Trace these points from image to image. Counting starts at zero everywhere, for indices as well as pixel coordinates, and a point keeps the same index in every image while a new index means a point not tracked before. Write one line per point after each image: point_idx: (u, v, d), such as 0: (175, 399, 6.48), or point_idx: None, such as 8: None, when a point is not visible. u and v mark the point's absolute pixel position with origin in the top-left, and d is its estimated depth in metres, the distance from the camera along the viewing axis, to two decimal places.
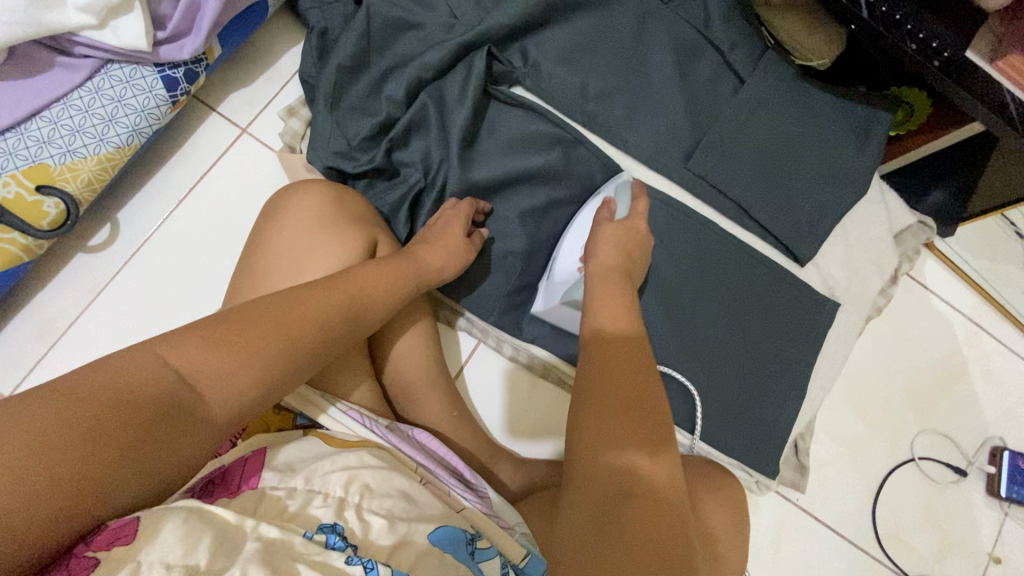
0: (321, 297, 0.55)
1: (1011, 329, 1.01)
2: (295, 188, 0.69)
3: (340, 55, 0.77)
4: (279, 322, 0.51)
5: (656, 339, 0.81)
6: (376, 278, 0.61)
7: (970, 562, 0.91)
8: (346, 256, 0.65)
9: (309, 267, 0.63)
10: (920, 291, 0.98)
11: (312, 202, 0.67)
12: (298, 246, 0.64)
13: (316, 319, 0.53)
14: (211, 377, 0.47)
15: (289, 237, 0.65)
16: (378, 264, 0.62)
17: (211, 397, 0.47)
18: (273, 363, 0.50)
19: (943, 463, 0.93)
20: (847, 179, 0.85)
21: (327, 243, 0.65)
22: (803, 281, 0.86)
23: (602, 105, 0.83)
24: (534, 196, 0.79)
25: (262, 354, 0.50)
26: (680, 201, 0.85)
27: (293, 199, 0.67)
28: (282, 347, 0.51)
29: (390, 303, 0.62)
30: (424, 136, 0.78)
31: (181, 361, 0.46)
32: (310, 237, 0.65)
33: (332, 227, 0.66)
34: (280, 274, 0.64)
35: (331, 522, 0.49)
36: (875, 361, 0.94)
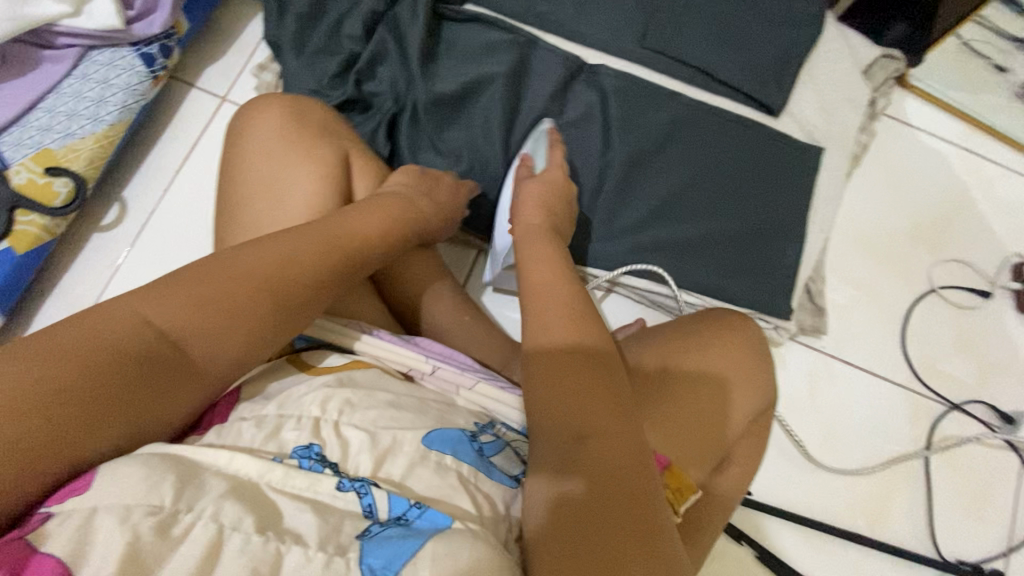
0: (310, 247, 0.57)
1: (1007, 150, 1.01)
2: (265, 139, 0.70)
3: (297, 4, 0.82)
4: (275, 261, 0.54)
5: (648, 211, 0.83)
6: (365, 219, 0.63)
7: (1017, 379, 0.89)
8: (323, 187, 0.68)
9: (299, 188, 0.68)
10: (906, 130, 0.99)
11: (285, 158, 0.69)
12: (280, 187, 0.68)
13: (310, 263, 0.56)
14: (196, 332, 0.49)
15: (274, 173, 0.69)
16: (367, 211, 0.64)
17: (194, 349, 0.49)
18: (266, 309, 0.52)
19: (964, 289, 0.92)
20: (800, 25, 0.87)
21: (309, 181, 0.68)
22: (781, 132, 0.87)
23: (550, 4, 0.87)
24: (501, 99, 0.83)
25: (251, 307, 0.51)
26: (645, 77, 0.87)
27: (263, 164, 0.69)
28: (276, 294, 0.53)
29: (382, 241, 0.64)
30: (387, 64, 0.83)
31: (162, 319, 0.48)
32: (291, 182, 0.68)
33: (301, 177, 0.68)
34: (270, 207, 0.67)
35: (306, 443, 0.49)
36: (874, 202, 0.94)
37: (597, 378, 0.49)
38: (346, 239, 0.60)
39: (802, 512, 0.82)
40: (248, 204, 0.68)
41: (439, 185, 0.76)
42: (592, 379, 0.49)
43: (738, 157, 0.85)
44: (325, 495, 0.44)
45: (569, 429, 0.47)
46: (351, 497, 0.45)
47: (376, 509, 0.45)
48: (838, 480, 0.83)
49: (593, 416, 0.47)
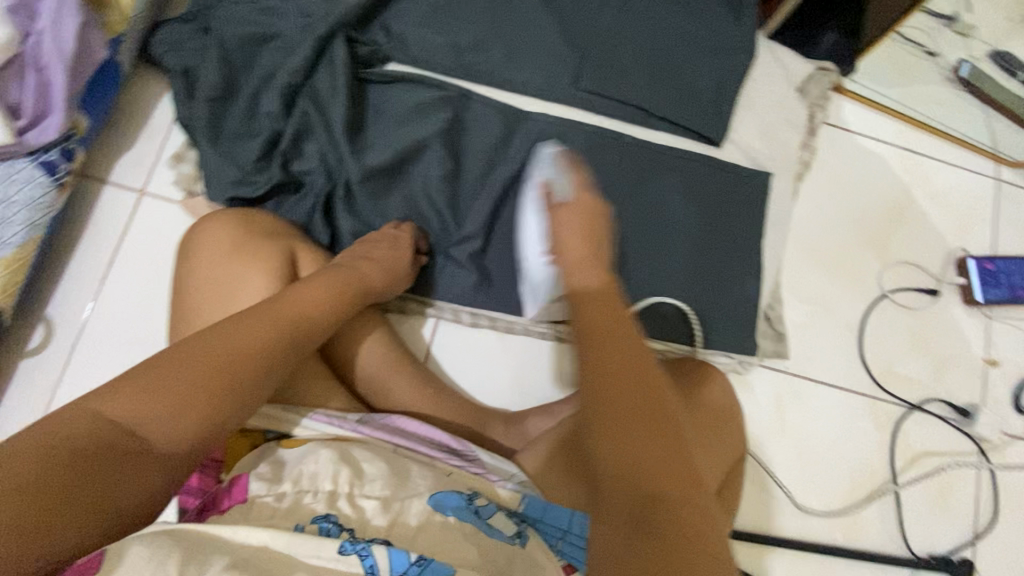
0: (258, 322, 0.54)
1: (940, 143, 1.04)
2: (203, 222, 0.68)
3: (205, 88, 0.76)
4: (223, 340, 0.51)
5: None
6: (314, 292, 0.61)
7: (969, 372, 0.93)
8: (269, 261, 0.65)
9: (238, 283, 0.63)
10: (846, 136, 1.00)
11: (218, 230, 0.66)
12: (223, 262, 0.64)
13: (260, 340, 0.53)
14: (152, 421, 0.46)
15: (209, 261, 0.64)
16: (316, 279, 0.63)
17: (156, 437, 0.46)
18: (219, 392, 0.49)
19: (914, 290, 0.95)
20: (733, 50, 0.86)
21: (247, 255, 0.64)
22: (725, 161, 0.86)
23: (478, 55, 0.83)
24: (442, 164, 0.80)
25: (204, 391, 0.48)
26: (584, 122, 0.84)
27: (199, 237, 0.66)
28: (229, 373, 0.50)
29: (335, 314, 0.62)
30: (314, 139, 0.78)
31: (117, 411, 0.45)
32: (225, 266, 0.64)
33: (249, 247, 0.65)
34: (213, 290, 0.63)
35: (323, 514, 0.53)
36: (822, 214, 0.95)
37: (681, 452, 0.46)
38: (301, 309, 0.58)
39: (784, 536, 0.84)
40: (193, 297, 0.64)
41: (381, 242, 0.74)
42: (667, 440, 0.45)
43: (683, 195, 0.84)
44: (328, 559, 0.47)
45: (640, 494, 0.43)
46: (352, 560, 0.46)
47: (377, 569, 0.47)
48: (812, 497, 0.86)
49: (667, 477, 0.43)
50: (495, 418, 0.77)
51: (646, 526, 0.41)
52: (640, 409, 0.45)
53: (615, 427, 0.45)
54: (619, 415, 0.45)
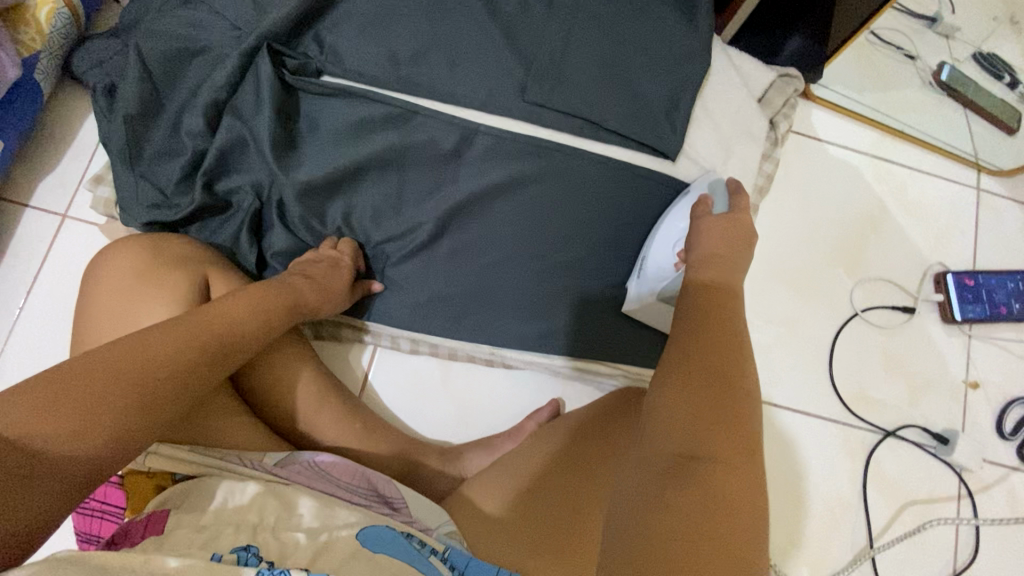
0: (171, 336, 0.51)
1: (917, 152, 0.99)
2: (114, 246, 0.64)
3: (124, 106, 0.72)
4: (136, 352, 0.49)
5: (527, 301, 0.78)
6: (235, 310, 0.59)
7: (947, 395, 0.88)
8: (180, 290, 0.61)
9: (143, 311, 0.59)
10: (815, 145, 0.95)
11: (130, 254, 0.62)
12: (132, 287, 0.60)
13: (174, 358, 0.51)
14: (51, 436, 0.43)
15: (115, 289, 0.60)
16: (237, 297, 0.60)
17: (58, 453, 0.43)
18: (132, 406, 0.47)
19: (889, 307, 0.90)
20: (689, 57, 0.81)
21: (157, 279, 0.61)
22: (681, 174, 0.81)
23: (417, 67, 0.79)
24: (382, 185, 0.78)
25: (113, 404, 0.46)
26: (530, 135, 0.80)
27: (110, 260, 0.62)
28: (141, 387, 0.48)
29: (254, 337, 0.59)
30: (241, 157, 0.74)
31: (9, 424, 0.41)
32: (131, 295, 0.60)
33: (161, 271, 0.62)
34: (118, 316, 0.59)
35: (244, 544, 0.48)
36: (788, 229, 0.90)
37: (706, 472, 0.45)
38: (217, 329, 0.56)
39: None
40: (94, 328, 0.59)
41: (316, 261, 0.71)
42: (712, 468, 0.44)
43: (631, 214, 0.80)
44: None
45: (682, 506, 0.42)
46: None
47: None
48: (778, 533, 0.81)
49: (722, 446, 0.40)
50: (434, 451, 0.72)
51: (686, 483, 0.39)
52: (715, 381, 0.44)
53: (680, 390, 0.44)
54: (704, 393, 0.43)
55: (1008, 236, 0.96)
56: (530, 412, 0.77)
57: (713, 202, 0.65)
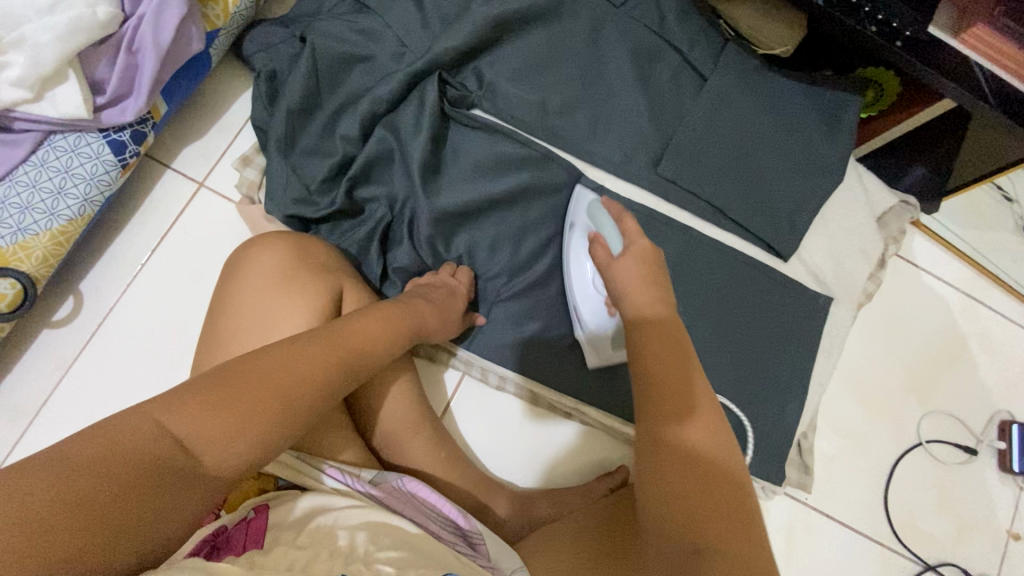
0: (320, 351, 0.54)
1: (1005, 297, 1.00)
2: (258, 240, 0.65)
3: (289, 99, 0.75)
4: (288, 366, 0.50)
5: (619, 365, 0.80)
6: (372, 327, 0.60)
7: (990, 543, 0.89)
8: (317, 299, 0.62)
9: (283, 312, 0.60)
10: (912, 271, 0.97)
11: (276, 250, 0.64)
12: (277, 287, 0.61)
13: (320, 374, 0.52)
14: (210, 443, 0.45)
15: (260, 284, 0.62)
16: (375, 311, 0.62)
17: (207, 461, 0.45)
18: (277, 422, 0.48)
19: (951, 444, 0.91)
20: (822, 168, 0.83)
21: (300, 282, 0.62)
22: (788, 276, 0.84)
23: (564, 119, 0.82)
24: (508, 221, 0.79)
25: (265, 418, 0.48)
26: (655, 208, 0.83)
27: (255, 251, 0.64)
28: (289, 402, 0.49)
29: (387, 353, 0.61)
30: (385, 171, 0.76)
31: (180, 427, 0.44)
32: (274, 292, 0.61)
33: (303, 278, 0.63)
34: (259, 313, 0.60)
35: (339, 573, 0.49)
36: (871, 347, 0.92)
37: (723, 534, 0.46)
38: (358, 344, 0.57)
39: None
40: (236, 319, 0.61)
41: (439, 287, 0.71)
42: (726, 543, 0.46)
43: (732, 305, 0.82)
44: None
45: (676, 479, 0.47)
46: None
47: None
48: None
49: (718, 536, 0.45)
50: (505, 492, 0.74)
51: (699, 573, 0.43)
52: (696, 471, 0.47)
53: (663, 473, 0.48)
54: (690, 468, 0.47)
55: None
56: (599, 474, 0.78)
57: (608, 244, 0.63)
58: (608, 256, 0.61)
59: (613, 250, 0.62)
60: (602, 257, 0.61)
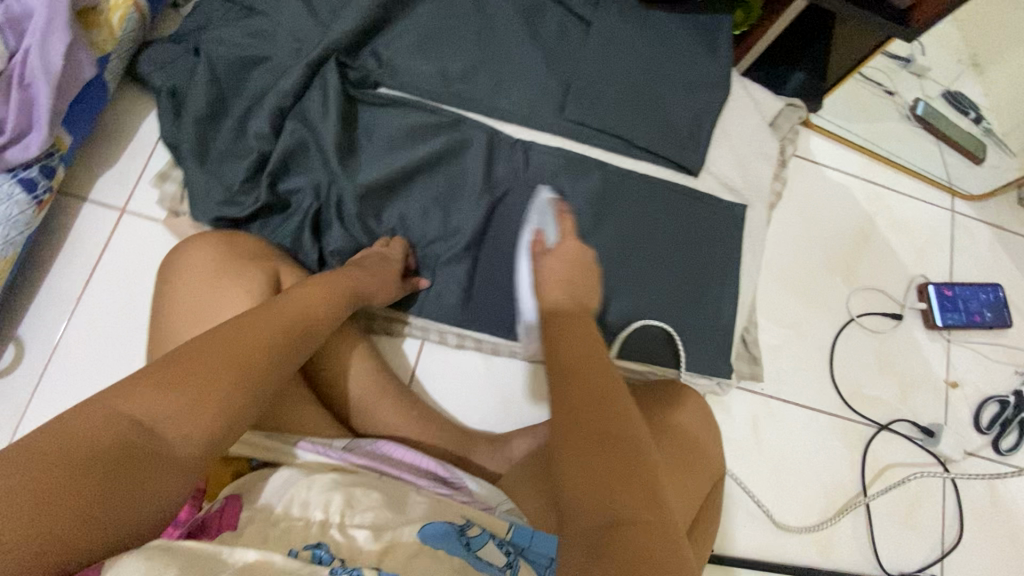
0: (265, 322, 0.56)
1: (899, 176, 1.10)
2: (185, 245, 0.67)
3: (194, 108, 0.76)
4: (236, 337, 0.53)
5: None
6: (310, 297, 0.63)
7: (931, 394, 0.98)
8: (253, 283, 0.64)
9: (222, 300, 0.62)
10: (813, 168, 1.05)
11: (203, 249, 0.66)
12: (211, 280, 0.63)
13: (269, 341, 0.55)
14: (172, 415, 0.46)
15: (194, 281, 0.64)
16: (311, 284, 0.65)
17: (171, 435, 0.46)
18: (236, 387, 0.50)
19: (880, 314, 1.00)
20: (709, 85, 0.90)
21: (232, 271, 0.64)
22: (702, 190, 0.90)
23: (467, 83, 0.86)
24: (432, 187, 0.83)
25: (223, 385, 0.50)
26: (570, 149, 0.88)
27: (184, 255, 0.66)
28: (244, 367, 0.52)
29: (331, 319, 0.64)
30: (303, 160, 0.79)
31: (136, 407, 0.45)
32: (210, 286, 0.63)
33: (236, 267, 0.65)
34: (197, 306, 0.62)
35: (315, 541, 0.51)
36: (792, 242, 1.00)
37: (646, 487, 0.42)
38: (300, 312, 0.60)
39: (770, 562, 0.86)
40: (178, 319, 0.62)
41: (371, 258, 0.75)
42: (634, 480, 0.42)
43: (658, 224, 0.88)
44: None
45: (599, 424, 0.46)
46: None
47: None
48: (790, 515, 0.89)
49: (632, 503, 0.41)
50: (480, 439, 0.77)
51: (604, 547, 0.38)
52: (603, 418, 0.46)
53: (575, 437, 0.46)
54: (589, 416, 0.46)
55: (980, 254, 1.08)
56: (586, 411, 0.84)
57: (547, 238, 0.69)
58: (544, 249, 0.67)
59: (550, 242, 0.69)
60: (539, 251, 0.67)
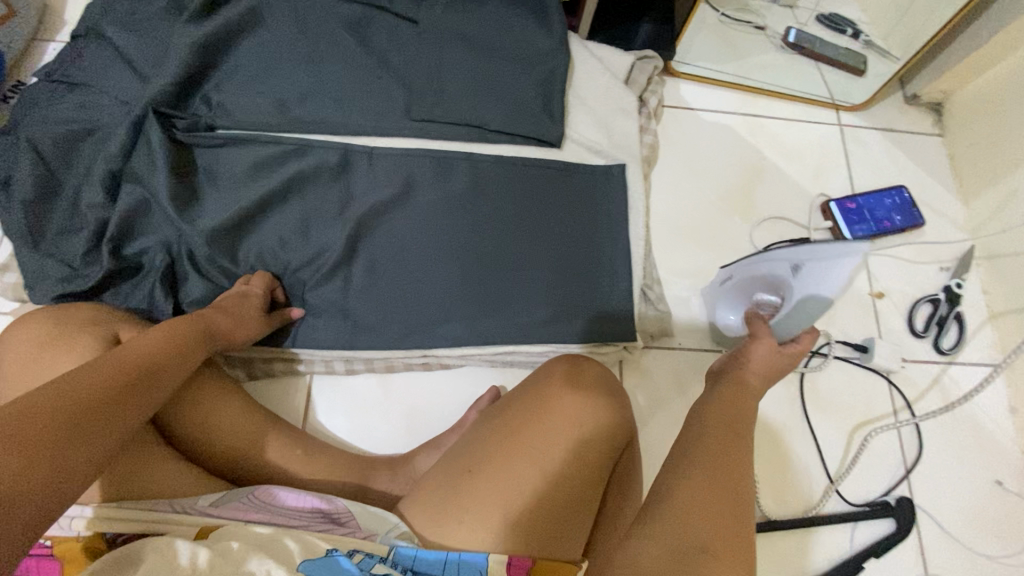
0: (100, 369, 0.52)
1: (780, 104, 1.09)
2: (13, 328, 0.64)
3: (20, 192, 0.74)
4: (66, 387, 0.48)
5: (452, 301, 0.81)
6: (150, 343, 0.59)
7: (858, 309, 0.95)
8: (85, 349, 0.61)
9: (48, 377, 0.58)
10: (688, 114, 1.04)
11: (31, 327, 0.63)
12: (38, 356, 0.60)
13: (105, 386, 0.51)
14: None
15: (20, 361, 0.60)
16: (152, 331, 0.61)
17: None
18: (69, 431, 0.46)
19: (788, 242, 0.97)
20: (551, 55, 0.90)
21: (61, 345, 0.60)
22: (569, 159, 0.89)
23: (305, 106, 0.84)
24: (288, 217, 0.80)
25: (54, 431, 0.45)
26: (423, 148, 0.85)
27: (12, 336, 0.62)
28: (76, 413, 0.47)
29: (181, 361, 0.60)
30: (146, 219, 0.76)
31: None
32: (38, 361, 0.60)
33: (66, 337, 0.61)
34: (24, 387, 0.58)
35: None
36: (681, 190, 0.98)
37: (744, 500, 0.47)
38: (142, 358, 0.56)
39: None
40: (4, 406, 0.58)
41: (231, 303, 0.71)
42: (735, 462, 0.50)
43: (530, 202, 0.85)
44: None
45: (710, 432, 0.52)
46: None
47: None
48: None
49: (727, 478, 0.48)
50: (383, 463, 0.73)
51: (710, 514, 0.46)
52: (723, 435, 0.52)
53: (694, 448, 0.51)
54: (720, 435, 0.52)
55: (877, 160, 1.06)
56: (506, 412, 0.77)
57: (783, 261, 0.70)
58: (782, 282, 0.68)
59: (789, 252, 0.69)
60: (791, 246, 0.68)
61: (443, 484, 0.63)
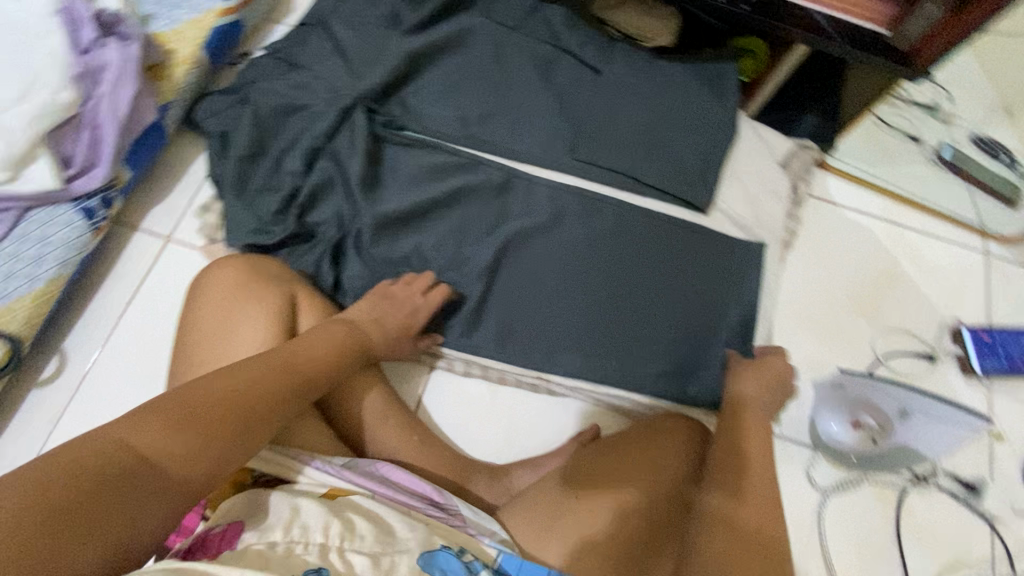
0: (276, 370, 0.57)
1: (926, 217, 1.08)
2: (213, 267, 0.73)
3: (237, 148, 0.85)
4: (248, 382, 0.54)
5: (575, 333, 0.84)
6: (318, 343, 0.64)
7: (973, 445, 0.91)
8: (271, 305, 0.69)
9: (241, 320, 0.67)
10: (831, 208, 1.05)
11: (228, 272, 0.71)
12: (232, 299, 0.68)
13: (275, 389, 0.56)
14: (178, 451, 0.47)
15: (218, 297, 0.69)
16: (319, 331, 0.66)
17: (175, 468, 0.46)
18: (238, 429, 0.51)
19: (910, 358, 0.95)
20: (717, 127, 0.94)
21: (251, 299, 0.68)
22: (713, 227, 0.91)
23: (484, 126, 0.92)
24: (448, 221, 0.87)
25: (228, 427, 0.50)
26: (580, 186, 0.91)
27: (210, 276, 0.71)
28: (248, 412, 0.52)
29: (342, 349, 0.66)
30: (331, 195, 0.85)
31: (148, 439, 0.46)
32: (233, 302, 0.68)
33: (257, 289, 0.69)
34: (219, 321, 0.67)
35: (315, 565, 0.49)
36: (810, 282, 0.98)
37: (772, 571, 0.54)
38: (309, 361, 0.61)
39: None
40: (199, 331, 0.67)
41: (387, 300, 0.76)
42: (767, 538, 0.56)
43: (668, 260, 0.89)
44: None
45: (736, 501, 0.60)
46: None
47: None
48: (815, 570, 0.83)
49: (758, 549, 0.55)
50: (484, 469, 0.76)
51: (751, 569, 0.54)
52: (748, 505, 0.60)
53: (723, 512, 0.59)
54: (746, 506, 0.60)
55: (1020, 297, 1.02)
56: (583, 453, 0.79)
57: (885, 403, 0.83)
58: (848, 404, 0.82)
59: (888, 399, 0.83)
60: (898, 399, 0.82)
61: (547, 509, 0.65)
